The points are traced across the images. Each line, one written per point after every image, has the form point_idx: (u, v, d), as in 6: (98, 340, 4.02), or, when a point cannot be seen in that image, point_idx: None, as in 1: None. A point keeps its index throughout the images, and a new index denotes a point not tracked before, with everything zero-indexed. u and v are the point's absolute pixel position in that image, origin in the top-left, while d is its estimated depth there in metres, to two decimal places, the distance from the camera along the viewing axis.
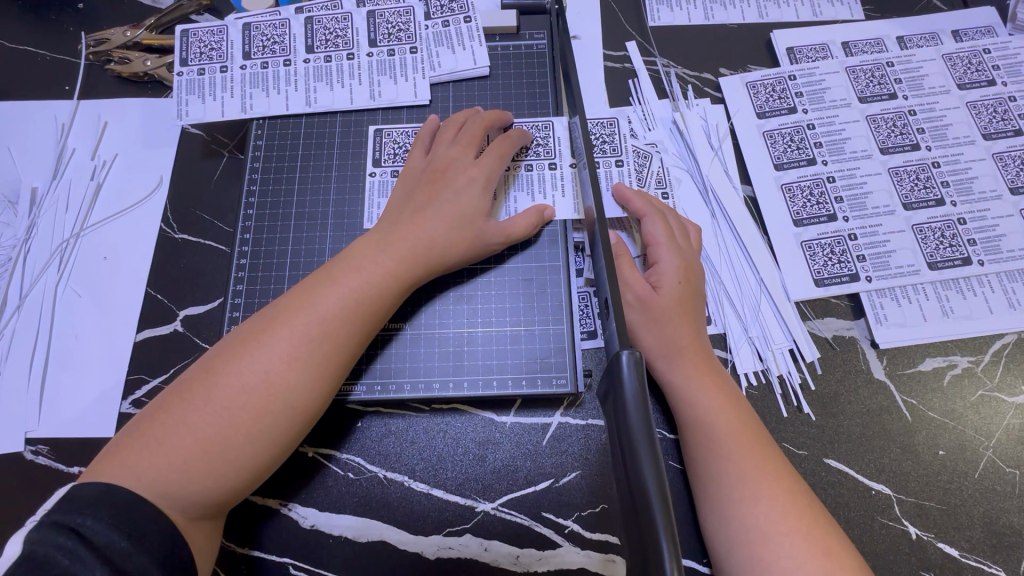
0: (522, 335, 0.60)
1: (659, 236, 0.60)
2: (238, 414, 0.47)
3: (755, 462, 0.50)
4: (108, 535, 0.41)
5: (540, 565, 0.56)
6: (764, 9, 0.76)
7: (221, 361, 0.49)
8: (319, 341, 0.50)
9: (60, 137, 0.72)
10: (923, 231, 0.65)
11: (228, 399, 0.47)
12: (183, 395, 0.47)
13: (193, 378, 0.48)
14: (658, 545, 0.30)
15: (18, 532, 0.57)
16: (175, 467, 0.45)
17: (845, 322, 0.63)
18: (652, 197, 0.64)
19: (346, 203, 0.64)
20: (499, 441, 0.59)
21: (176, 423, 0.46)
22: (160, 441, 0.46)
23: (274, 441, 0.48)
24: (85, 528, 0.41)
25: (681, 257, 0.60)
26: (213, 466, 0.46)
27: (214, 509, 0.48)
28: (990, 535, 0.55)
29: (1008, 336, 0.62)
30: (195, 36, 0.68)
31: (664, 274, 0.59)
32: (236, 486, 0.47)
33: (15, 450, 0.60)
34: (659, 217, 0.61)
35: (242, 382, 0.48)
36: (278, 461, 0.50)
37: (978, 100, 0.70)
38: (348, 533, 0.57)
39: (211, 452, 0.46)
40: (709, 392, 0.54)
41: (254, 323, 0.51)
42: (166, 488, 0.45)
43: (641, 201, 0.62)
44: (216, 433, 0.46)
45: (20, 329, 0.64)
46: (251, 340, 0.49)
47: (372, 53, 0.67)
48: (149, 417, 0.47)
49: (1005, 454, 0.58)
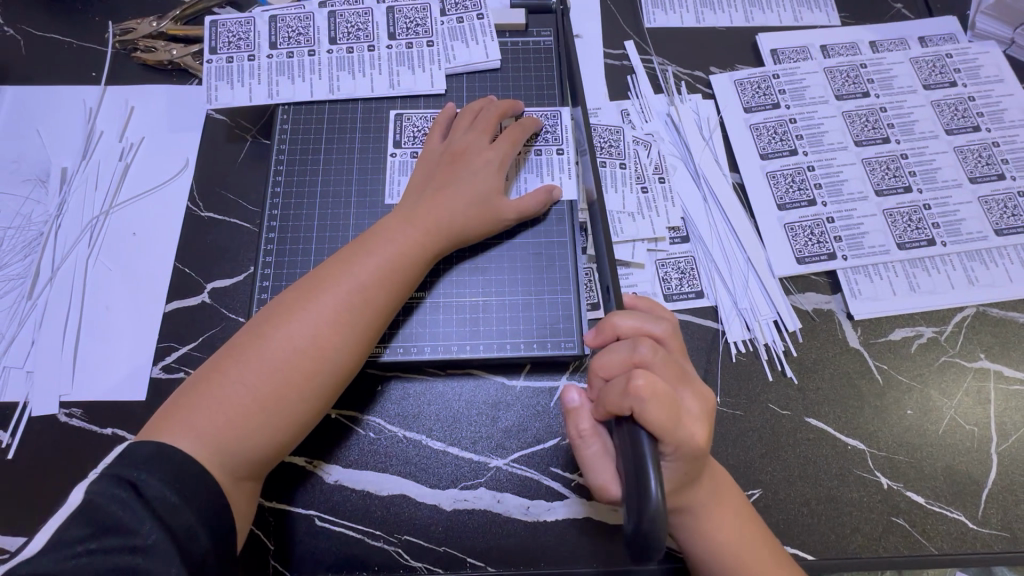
0: (532, 304, 0.65)
1: (636, 337, 0.52)
2: (289, 373, 0.52)
3: (739, 533, 0.54)
4: (160, 490, 0.45)
5: (549, 515, 0.60)
6: (750, 14, 0.83)
7: (269, 327, 0.54)
8: (359, 307, 0.56)
9: (88, 120, 0.75)
10: (893, 215, 0.72)
11: (280, 360, 0.52)
12: (236, 359, 0.53)
13: (243, 343, 0.54)
14: (646, 477, 0.41)
15: (53, 490, 0.60)
16: (230, 425, 0.50)
17: (824, 296, 0.69)
18: (674, 336, 0.54)
19: (368, 181, 0.69)
20: (510, 402, 0.64)
21: (231, 384, 0.51)
22: (216, 402, 0.51)
23: (319, 399, 0.54)
24: (140, 482, 0.45)
25: (653, 356, 0.50)
26: (266, 421, 0.51)
27: (254, 469, 0.52)
28: (953, 483, 0.62)
29: (969, 309, 0.68)
30: (224, 27, 0.72)
31: (621, 357, 0.51)
32: (283, 442, 0.53)
33: (51, 413, 0.63)
34: (673, 366, 0.51)
35: (291, 345, 0.53)
36: (317, 420, 0.56)
37: (941, 100, 0.77)
38: (369, 487, 0.61)
39: (266, 409, 0.51)
40: (701, 488, 0.53)
41: (296, 291, 0.56)
42: (225, 442, 0.50)
43: (650, 330, 0.53)
44: (270, 392, 0.52)
45: (52, 300, 0.67)
46: (295, 307, 0.55)
47: (391, 46, 0.72)
48: (201, 381, 0.52)
49: (966, 414, 0.64)
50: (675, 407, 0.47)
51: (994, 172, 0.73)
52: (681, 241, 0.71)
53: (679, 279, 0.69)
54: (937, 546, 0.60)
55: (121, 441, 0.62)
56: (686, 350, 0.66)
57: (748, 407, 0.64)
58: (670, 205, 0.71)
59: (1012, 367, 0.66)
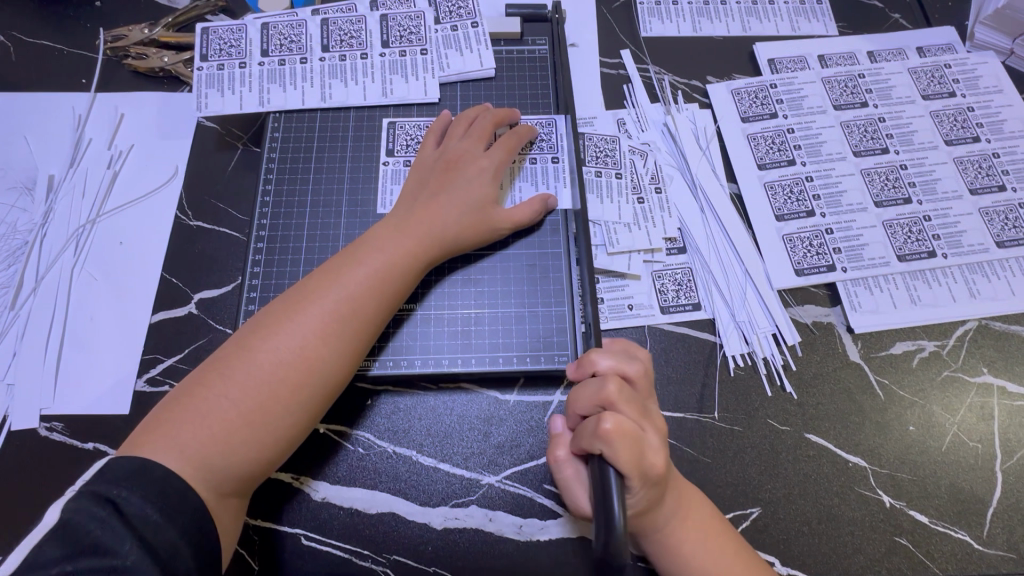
0: (525, 315, 0.64)
1: (609, 374, 0.53)
2: (275, 386, 0.51)
3: (714, 549, 0.53)
4: (141, 508, 0.43)
5: (542, 534, 0.59)
6: (747, 24, 0.82)
7: (256, 338, 0.52)
8: (347, 317, 0.54)
9: (77, 127, 0.74)
10: (893, 226, 0.71)
11: (266, 372, 0.51)
12: (221, 371, 0.51)
13: (229, 355, 0.52)
14: (610, 499, 0.42)
15: (30, 507, 0.58)
16: (215, 440, 0.48)
17: (823, 309, 0.68)
18: (645, 374, 0.55)
19: (360, 190, 0.68)
20: (503, 417, 0.63)
21: (215, 397, 0.50)
22: (200, 416, 0.49)
23: (308, 412, 0.52)
24: (122, 500, 0.43)
25: (620, 396, 0.51)
26: (252, 435, 0.50)
27: (239, 485, 0.50)
28: (957, 502, 0.60)
29: (971, 323, 0.67)
30: (215, 34, 0.71)
31: (591, 395, 0.53)
32: (270, 456, 0.51)
33: (31, 427, 0.61)
34: (638, 404, 0.53)
35: (278, 357, 0.52)
36: (306, 434, 0.54)
37: (941, 110, 0.76)
38: (358, 505, 0.59)
39: (252, 424, 0.50)
40: (668, 508, 0.53)
41: (285, 302, 0.55)
42: (208, 457, 0.48)
43: (622, 370, 0.54)
44: (256, 406, 0.50)
45: (35, 310, 0.66)
46: (283, 318, 0.53)
47: (385, 54, 0.72)
48: (185, 394, 0.50)
49: (969, 431, 0.63)
50: (638, 447, 0.48)
51: (995, 183, 0.72)
52: (678, 252, 0.70)
53: (676, 291, 0.68)
54: (942, 568, 0.58)
55: (103, 455, 0.60)
56: (683, 364, 0.65)
57: (746, 423, 0.63)
58: (667, 215, 0.70)
59: (1015, 383, 0.65)
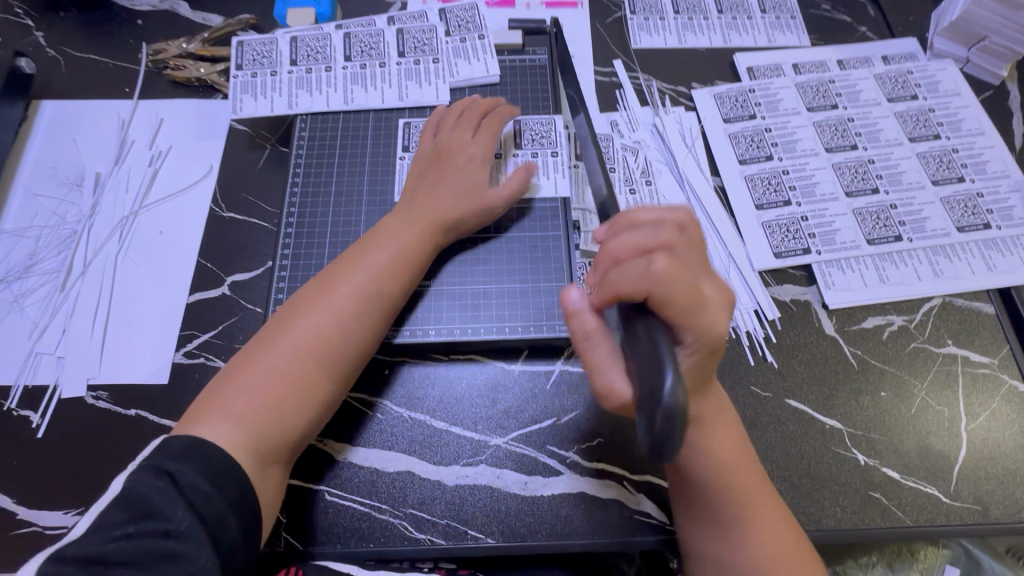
0: (529, 291, 0.70)
1: (659, 224, 0.50)
2: (308, 362, 0.57)
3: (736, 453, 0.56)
4: (192, 478, 0.49)
5: (546, 491, 0.64)
6: (727, 37, 0.91)
7: (288, 323, 0.59)
8: (371, 294, 0.61)
9: (121, 130, 0.82)
10: (862, 214, 0.78)
11: (299, 350, 0.57)
12: (259, 354, 0.57)
13: (264, 341, 0.58)
14: (666, 373, 0.39)
15: (78, 467, 0.64)
16: (257, 414, 0.54)
17: (800, 288, 0.74)
18: (695, 219, 0.51)
19: (378, 181, 0.75)
20: (509, 385, 0.69)
21: (255, 377, 0.56)
22: (243, 395, 0.55)
23: (339, 382, 0.59)
24: (175, 472, 0.48)
25: (676, 246, 0.48)
26: (291, 407, 0.56)
27: (280, 452, 0.55)
28: (926, 460, 0.66)
29: (935, 300, 0.73)
30: (249, 47, 0.80)
31: (641, 240, 0.49)
32: (308, 425, 0.57)
33: (80, 396, 0.67)
34: (694, 255, 0.49)
35: (308, 336, 0.58)
36: (337, 404, 0.60)
37: (904, 111, 0.84)
38: (377, 464, 0.65)
39: (289, 396, 0.56)
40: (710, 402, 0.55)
41: (309, 290, 0.61)
42: (254, 427, 0.54)
43: (673, 217, 0.51)
44: (292, 380, 0.56)
45: (83, 292, 0.73)
46: (310, 303, 0.60)
47: (401, 63, 0.80)
48: (226, 379, 0.56)
49: (934, 395, 0.69)
50: (692, 295, 0.45)
51: (955, 176, 0.80)
52: None
53: None
54: (912, 518, 0.63)
55: (145, 421, 0.66)
56: None
57: (732, 390, 0.68)
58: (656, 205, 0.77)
59: (977, 353, 0.71)
